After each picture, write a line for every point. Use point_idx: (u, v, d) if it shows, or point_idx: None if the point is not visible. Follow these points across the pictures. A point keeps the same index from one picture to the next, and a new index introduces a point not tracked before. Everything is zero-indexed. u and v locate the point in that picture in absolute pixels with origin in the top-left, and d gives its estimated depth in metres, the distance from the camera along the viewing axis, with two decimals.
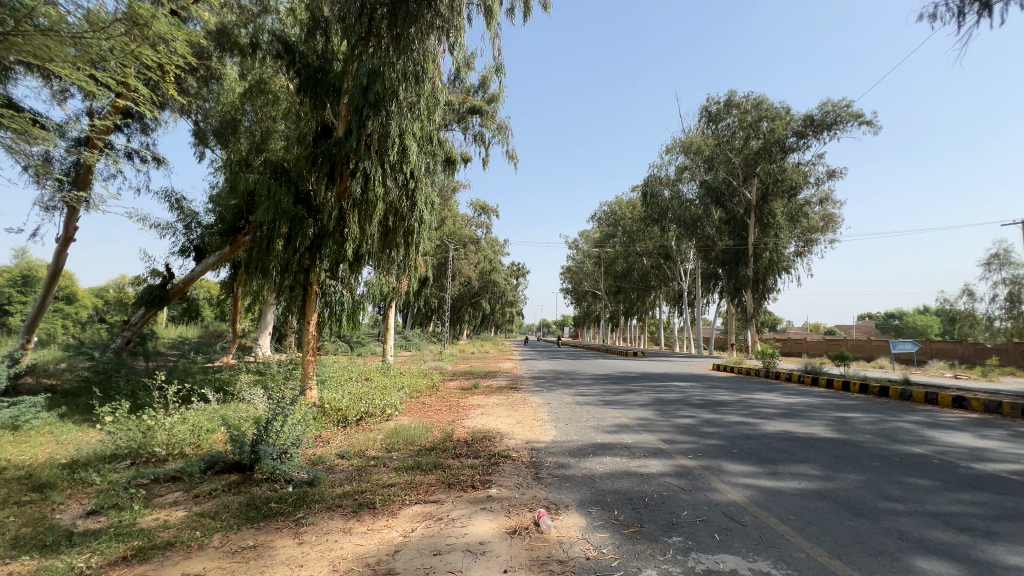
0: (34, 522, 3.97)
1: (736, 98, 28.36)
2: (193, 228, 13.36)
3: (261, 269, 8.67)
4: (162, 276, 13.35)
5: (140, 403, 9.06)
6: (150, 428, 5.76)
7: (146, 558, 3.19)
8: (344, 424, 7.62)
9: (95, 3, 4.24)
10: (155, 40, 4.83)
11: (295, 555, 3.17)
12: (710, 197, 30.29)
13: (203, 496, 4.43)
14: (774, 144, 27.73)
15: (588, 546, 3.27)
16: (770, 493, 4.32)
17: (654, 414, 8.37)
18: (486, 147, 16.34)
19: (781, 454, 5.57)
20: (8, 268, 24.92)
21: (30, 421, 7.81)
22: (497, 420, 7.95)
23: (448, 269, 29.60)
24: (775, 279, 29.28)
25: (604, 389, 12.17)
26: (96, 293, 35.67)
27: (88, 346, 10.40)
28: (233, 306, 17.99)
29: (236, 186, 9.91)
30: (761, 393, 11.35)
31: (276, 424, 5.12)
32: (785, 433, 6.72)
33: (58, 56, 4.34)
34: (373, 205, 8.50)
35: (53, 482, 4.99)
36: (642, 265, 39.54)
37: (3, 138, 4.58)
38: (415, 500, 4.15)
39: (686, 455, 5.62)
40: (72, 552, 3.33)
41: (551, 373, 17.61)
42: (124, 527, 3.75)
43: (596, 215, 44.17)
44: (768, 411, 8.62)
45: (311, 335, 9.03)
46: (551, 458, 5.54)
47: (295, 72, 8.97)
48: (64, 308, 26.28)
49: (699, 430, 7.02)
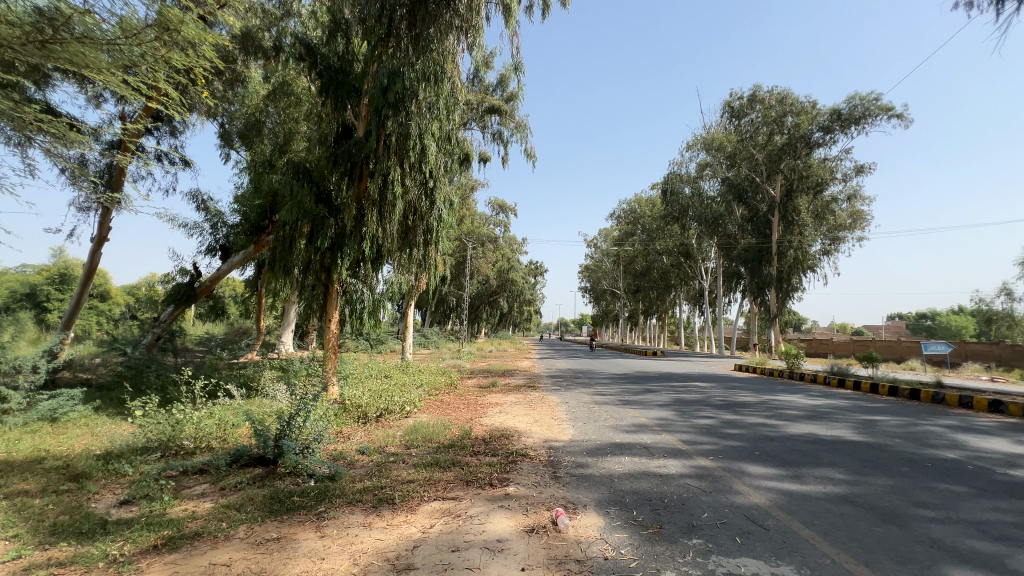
0: (71, 510, 4.15)
1: (760, 92, 27.77)
2: (219, 228, 13.76)
3: (284, 268, 8.86)
4: (190, 275, 13.67)
5: (168, 397, 9.35)
6: (178, 422, 5.90)
7: (176, 546, 3.31)
8: (364, 420, 7.76)
9: (128, 10, 4.40)
10: (185, 45, 4.94)
11: (317, 548, 3.24)
12: (733, 194, 29.71)
13: (228, 489, 4.55)
14: (799, 139, 27.12)
15: (606, 546, 3.25)
16: (794, 496, 4.23)
17: (673, 414, 8.26)
18: (505, 145, 16.27)
19: (805, 457, 5.46)
20: (45, 268, 25.98)
21: (67, 413, 8.14)
22: (515, 418, 7.94)
23: (465, 268, 29.63)
24: (800, 278, 28.61)
25: (622, 388, 12.07)
26: (127, 291, 36.87)
27: (120, 341, 10.76)
28: (257, 304, 18.42)
29: (260, 186, 10.09)
30: (785, 394, 11.10)
31: (298, 419, 5.22)
32: (809, 436, 6.54)
33: (94, 63, 4.48)
34: (392, 204, 8.60)
35: (89, 472, 5.20)
36: (662, 263, 38.98)
37: (42, 141, 4.78)
38: (433, 496, 4.18)
39: (706, 456, 5.54)
40: (106, 539, 3.47)
41: (569, 372, 17.58)
42: (155, 517, 3.88)
43: (616, 214, 43.34)
44: (791, 414, 8.40)
45: (332, 332, 9.16)
46: (568, 457, 5.52)
47: (317, 74, 9.03)
48: (98, 304, 27.32)
49: (720, 431, 6.92)
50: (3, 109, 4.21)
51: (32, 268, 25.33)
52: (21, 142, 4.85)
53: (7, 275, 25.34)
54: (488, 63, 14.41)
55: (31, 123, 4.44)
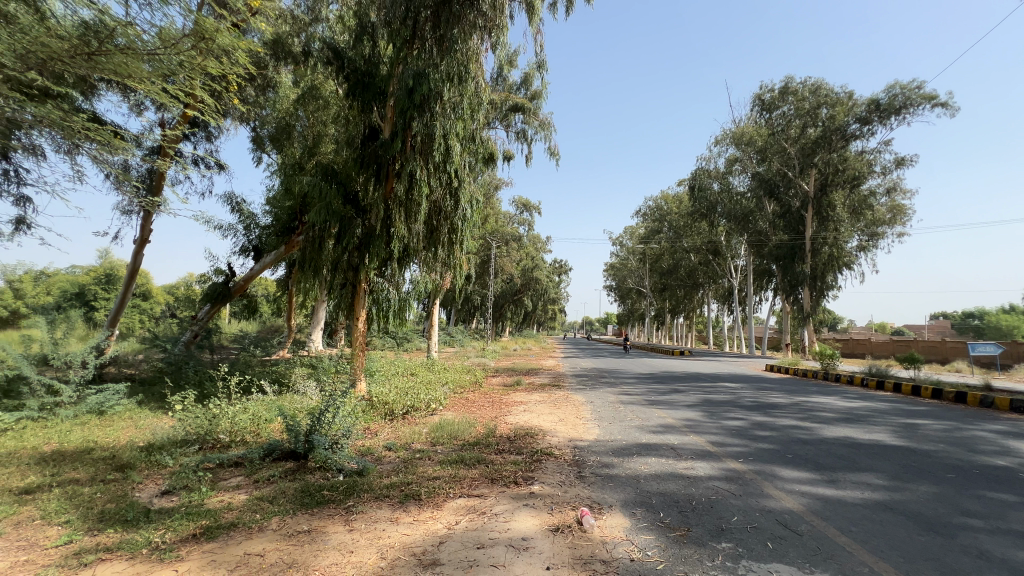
0: (118, 498, 4.37)
1: (793, 83, 26.89)
2: (252, 229, 14.22)
3: (313, 268, 9.07)
4: (225, 275, 14.14)
5: (205, 392, 9.71)
6: (215, 417, 6.14)
7: (213, 536, 3.44)
8: (390, 417, 7.90)
9: (167, 21, 4.59)
10: (220, 53, 5.11)
11: (345, 541, 3.31)
12: (764, 189, 28.82)
13: (262, 482, 4.70)
14: (834, 131, 26.15)
15: (632, 548, 3.21)
16: (829, 502, 4.08)
17: (701, 415, 8.09)
18: (529, 144, 16.24)
19: (841, 461, 5.27)
20: (93, 269, 27.47)
21: (113, 407, 8.57)
22: (539, 417, 7.91)
23: (490, 267, 29.68)
24: (836, 276, 27.55)
25: (647, 388, 11.91)
26: (168, 291, 38.59)
27: (162, 338, 11.21)
28: (288, 303, 18.94)
29: (291, 188, 10.37)
30: (819, 396, 10.72)
31: (328, 415, 5.36)
32: (846, 440, 6.30)
33: (136, 73, 4.69)
34: (417, 205, 8.73)
35: (133, 463, 5.46)
36: (690, 261, 38.13)
37: (90, 149, 5.03)
38: (459, 493, 4.21)
39: (736, 458, 5.40)
40: (150, 527, 3.64)
41: (593, 371, 17.42)
42: (193, 507, 4.04)
43: (641, 211, 43.00)
44: (825, 416, 8.10)
45: (359, 331, 9.30)
46: (594, 457, 5.48)
47: (343, 78, 9.15)
48: (140, 304, 28.64)
49: (751, 433, 6.73)
50: (55, 120, 4.45)
51: (81, 269, 26.81)
52: (70, 149, 5.13)
53: (58, 276, 26.86)
54: (511, 62, 14.43)
55: (80, 132, 4.68)
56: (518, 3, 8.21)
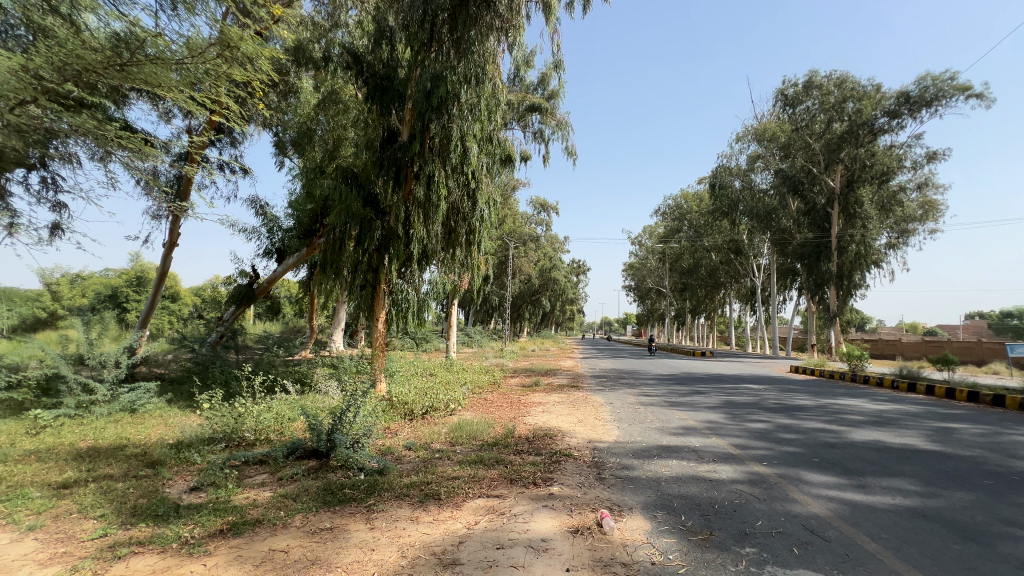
0: (149, 494, 4.51)
1: (817, 77, 26.19)
2: (275, 232, 14.53)
3: (334, 270, 9.19)
4: (249, 277, 14.47)
5: (230, 392, 9.96)
6: (241, 415, 6.30)
7: (239, 532, 3.52)
8: (410, 417, 7.97)
9: (194, 32, 4.75)
10: (243, 61, 5.26)
11: (367, 539, 3.35)
12: (787, 186, 28.13)
13: (286, 480, 4.80)
14: (861, 126, 25.38)
15: (653, 551, 3.17)
16: (858, 507, 3.96)
17: (723, 417, 7.94)
18: (546, 144, 16.20)
19: (870, 466, 5.11)
20: (125, 271, 28.50)
21: (144, 405, 8.87)
22: (558, 418, 7.87)
23: (508, 267, 29.71)
24: (863, 274, 26.73)
25: (668, 389, 11.76)
26: (194, 292, 39.64)
27: (189, 339, 11.54)
28: (310, 304, 19.27)
29: (313, 191, 10.56)
30: (847, 398, 10.42)
31: (349, 415, 5.45)
32: (875, 443, 6.11)
33: (166, 83, 4.82)
34: (435, 206, 8.81)
35: (163, 460, 5.64)
36: (711, 260, 37.48)
37: (122, 156, 5.20)
38: (478, 494, 4.23)
39: (760, 462, 5.29)
40: (180, 522, 3.75)
41: (613, 372, 17.24)
42: (220, 503, 4.15)
43: (660, 210, 42.46)
44: (854, 419, 7.86)
45: (379, 331, 9.36)
46: (614, 459, 5.43)
47: (362, 82, 9.28)
48: (169, 306, 29.56)
49: (775, 435, 6.58)
50: (89, 129, 4.63)
51: (113, 271, 27.84)
52: (104, 156, 5.31)
53: (93, 278, 27.94)
54: (528, 62, 14.43)
55: (113, 141, 4.85)
56: (534, 3, 8.19)
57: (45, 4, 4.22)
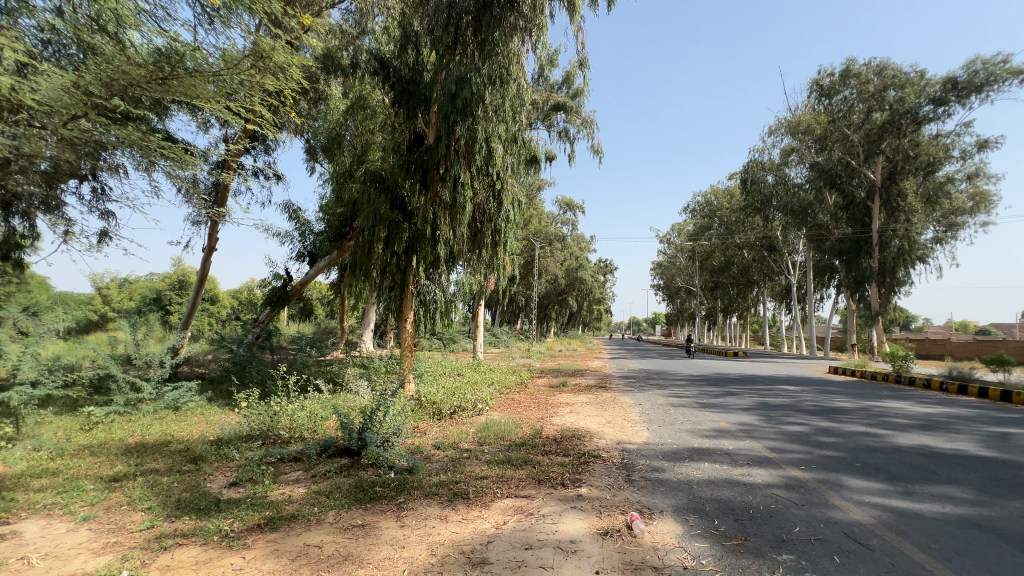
0: (192, 488, 4.72)
1: (855, 66, 25.14)
2: (307, 235, 14.96)
3: (364, 272, 9.37)
4: (283, 279, 14.92)
5: (266, 391, 10.31)
6: (276, 413, 6.51)
7: (276, 526, 3.64)
8: (438, 417, 8.05)
9: (229, 44, 4.94)
10: (275, 70, 5.44)
11: (397, 536, 3.40)
12: (824, 179, 27.09)
13: (319, 477, 4.93)
14: (904, 114, 24.16)
15: (685, 555, 3.10)
16: (904, 515, 3.77)
17: (757, 419, 7.71)
18: (571, 143, 16.11)
19: (917, 472, 4.86)
20: (168, 276, 29.86)
21: (187, 403, 9.27)
22: (587, 419, 7.80)
23: (534, 267, 29.66)
24: (907, 270, 25.45)
25: (698, 390, 11.51)
26: (232, 295, 41.24)
27: (228, 339, 12.00)
28: (341, 305, 19.73)
29: (342, 196, 10.82)
30: (891, 400, 9.94)
31: (379, 414, 5.57)
32: (922, 448, 5.80)
33: (204, 94, 5.01)
34: (462, 208, 8.89)
35: (205, 455, 5.88)
36: (743, 258, 36.46)
37: (164, 165, 5.41)
38: (506, 494, 4.23)
39: (797, 466, 5.10)
40: (220, 516, 3.90)
41: (642, 372, 16.97)
42: (258, 498, 4.31)
43: (689, 207, 41.62)
44: (899, 422, 7.49)
45: (408, 331, 9.50)
46: (644, 460, 5.35)
47: (389, 87, 9.44)
48: (209, 308, 30.84)
49: (813, 439, 6.35)
50: (134, 141, 4.84)
51: (157, 276, 29.23)
52: (148, 167, 5.56)
53: (139, 282, 29.42)
54: (553, 61, 14.38)
55: (156, 151, 5.06)
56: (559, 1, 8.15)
57: (95, 23, 4.49)
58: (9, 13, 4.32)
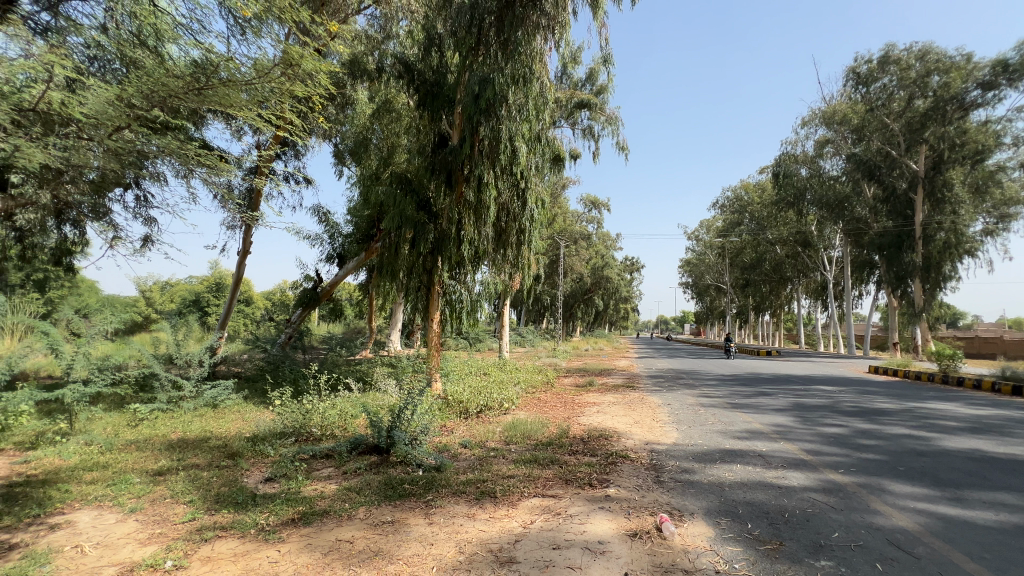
0: (230, 482, 4.90)
1: (895, 51, 24.05)
2: (336, 237, 15.32)
3: (391, 272, 9.53)
4: (314, 281, 15.31)
5: (298, 389, 10.61)
6: (309, 411, 6.70)
7: (309, 521, 3.74)
8: (465, 416, 8.10)
9: (261, 54, 5.12)
10: (304, 77, 5.58)
11: (426, 534, 3.44)
12: (861, 171, 25.96)
13: (349, 473, 5.04)
14: (949, 100, 22.83)
15: (717, 559, 3.03)
16: (953, 523, 3.57)
17: (792, 420, 7.45)
18: (596, 140, 15.95)
19: (968, 477, 4.59)
20: (207, 278, 31.05)
21: (225, 401, 9.63)
22: (614, 419, 7.71)
23: (559, 267, 29.48)
24: (954, 265, 24.21)
25: (730, 390, 11.21)
26: (267, 297, 42.66)
27: (262, 340, 12.40)
28: (369, 306, 20.10)
29: (370, 198, 11.03)
30: (938, 401, 9.45)
31: (407, 412, 5.65)
32: (974, 453, 5.48)
33: (237, 103, 5.16)
34: (486, 208, 8.93)
35: (241, 452, 6.09)
36: (775, 254, 35.31)
37: (200, 172, 5.61)
38: (533, 493, 4.23)
39: (836, 469, 4.91)
40: (257, 509, 4.04)
41: (670, 372, 16.63)
42: (292, 493, 4.43)
43: (719, 203, 40.69)
44: (947, 425, 7.10)
45: (434, 331, 9.59)
46: (673, 461, 5.25)
47: (414, 90, 9.54)
48: (244, 309, 31.93)
49: (853, 441, 6.09)
50: (173, 149, 5.01)
51: (196, 279, 30.42)
52: (186, 174, 5.78)
53: (180, 285, 30.71)
54: (576, 58, 14.27)
55: (193, 159, 5.24)
56: None
57: (136, 38, 4.77)
58: (59, 31, 4.56)
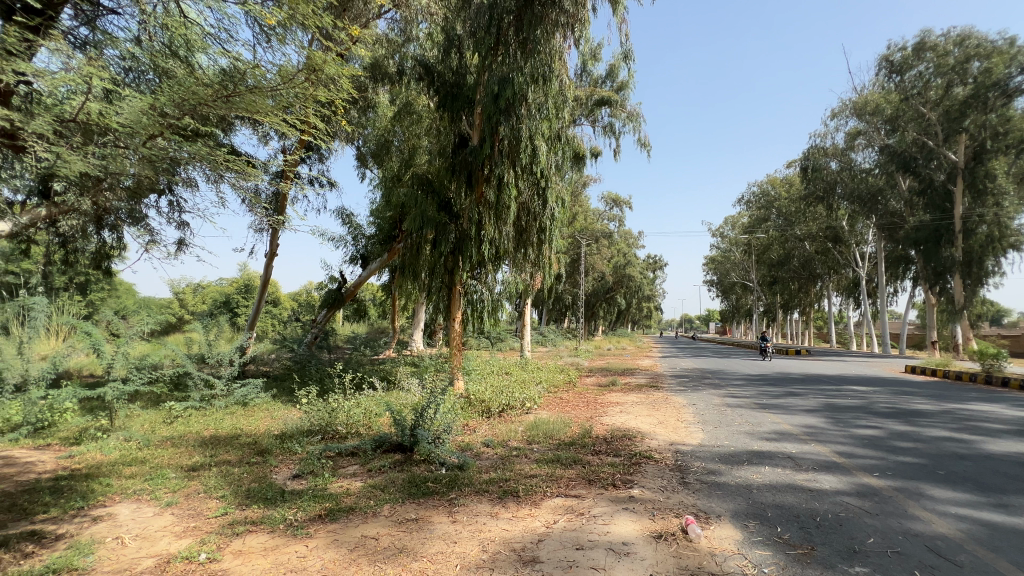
0: (260, 478, 5.04)
1: (931, 37, 23.04)
2: (360, 239, 15.56)
3: (413, 272, 9.64)
4: (338, 282, 15.59)
5: (324, 388, 10.84)
6: (334, 410, 6.83)
7: (335, 517, 3.81)
8: (488, 415, 8.13)
9: (286, 61, 5.24)
10: (327, 82, 5.67)
11: (450, 531, 3.47)
12: (896, 163, 24.96)
13: (374, 471, 5.11)
14: (990, 88, 21.61)
15: (746, 562, 2.96)
16: (998, 530, 3.40)
17: (824, 421, 7.22)
18: (617, 137, 15.78)
19: (1014, 482, 4.36)
20: (236, 280, 31.91)
21: (254, 399, 9.91)
22: (638, 419, 7.60)
23: (580, 266, 29.25)
24: (996, 259, 23.30)
25: (758, 391, 10.93)
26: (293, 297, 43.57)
27: (289, 340, 12.69)
28: (392, 306, 20.35)
29: (392, 199, 11.16)
30: (980, 403, 9.02)
31: (430, 411, 5.70)
32: (1020, 456, 5.21)
33: (263, 109, 5.28)
34: (507, 208, 8.93)
35: (270, 449, 6.24)
36: (804, 250, 34.28)
37: (229, 177, 5.77)
38: (556, 493, 4.21)
39: (870, 473, 4.73)
40: (286, 505, 4.14)
41: (694, 372, 16.28)
42: (319, 490, 4.53)
43: (744, 199, 39.80)
44: (990, 427, 6.77)
45: (456, 330, 9.65)
46: (699, 462, 5.15)
47: (434, 91, 9.60)
48: (272, 309, 32.69)
49: (888, 443, 5.87)
50: (204, 156, 5.16)
51: (226, 280, 31.32)
52: (216, 179, 5.95)
53: (211, 287, 31.65)
54: (596, 55, 14.15)
55: (222, 164, 5.39)
56: None
57: (169, 49, 4.98)
58: (96, 45, 4.77)
